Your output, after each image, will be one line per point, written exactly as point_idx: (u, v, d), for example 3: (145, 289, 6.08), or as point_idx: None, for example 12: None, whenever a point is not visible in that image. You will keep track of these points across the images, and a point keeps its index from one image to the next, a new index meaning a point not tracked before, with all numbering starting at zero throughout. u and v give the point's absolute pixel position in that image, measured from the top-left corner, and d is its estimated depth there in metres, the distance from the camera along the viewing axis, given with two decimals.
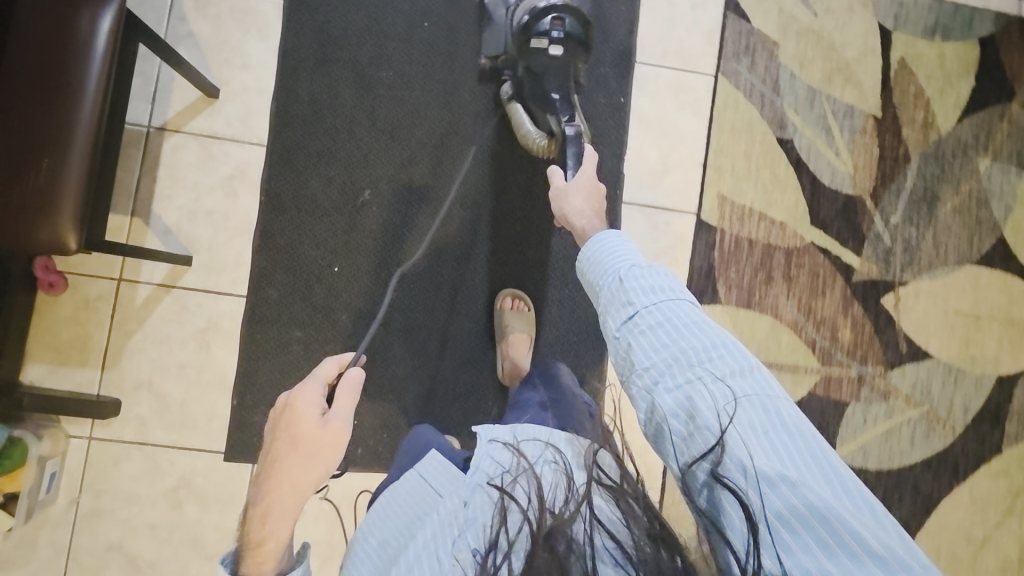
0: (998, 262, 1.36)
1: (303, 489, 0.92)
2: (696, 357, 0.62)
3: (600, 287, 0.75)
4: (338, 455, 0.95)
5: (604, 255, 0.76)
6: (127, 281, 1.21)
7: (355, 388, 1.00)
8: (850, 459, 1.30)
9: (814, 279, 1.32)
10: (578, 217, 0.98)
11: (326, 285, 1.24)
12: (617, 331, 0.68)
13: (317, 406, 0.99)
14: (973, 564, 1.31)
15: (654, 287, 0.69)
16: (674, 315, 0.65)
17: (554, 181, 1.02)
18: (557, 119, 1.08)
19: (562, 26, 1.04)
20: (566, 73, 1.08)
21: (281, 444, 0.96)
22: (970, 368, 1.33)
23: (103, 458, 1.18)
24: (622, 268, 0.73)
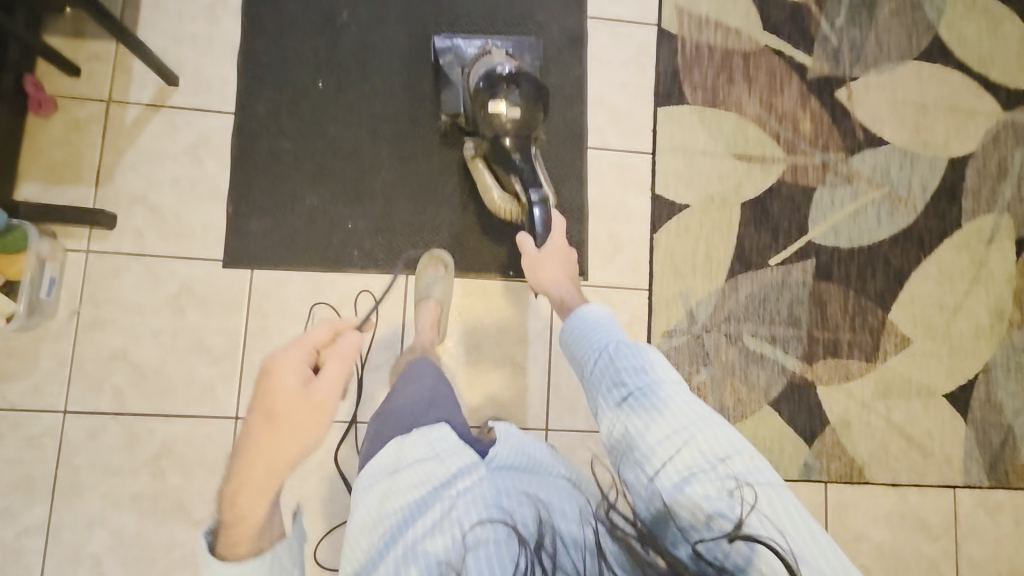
0: (937, 57, 1.47)
1: (280, 472, 0.69)
2: (691, 438, 0.69)
3: (590, 362, 0.86)
4: (323, 429, 0.73)
5: (588, 332, 0.89)
6: (116, 102, 1.24)
7: (350, 360, 0.80)
8: (823, 238, 1.38)
9: (772, 79, 1.42)
10: (554, 283, 1.08)
11: (312, 100, 1.29)
12: (611, 415, 0.77)
13: (301, 372, 0.76)
14: (948, 330, 1.39)
15: (645, 370, 0.79)
16: (661, 398, 0.74)
17: (526, 250, 1.11)
18: (524, 187, 1.14)
19: (516, 93, 1.11)
20: (526, 133, 1.14)
21: (251, 419, 0.72)
22: (923, 151, 1.44)
23: (102, 269, 1.19)
24: (608, 348, 0.85)
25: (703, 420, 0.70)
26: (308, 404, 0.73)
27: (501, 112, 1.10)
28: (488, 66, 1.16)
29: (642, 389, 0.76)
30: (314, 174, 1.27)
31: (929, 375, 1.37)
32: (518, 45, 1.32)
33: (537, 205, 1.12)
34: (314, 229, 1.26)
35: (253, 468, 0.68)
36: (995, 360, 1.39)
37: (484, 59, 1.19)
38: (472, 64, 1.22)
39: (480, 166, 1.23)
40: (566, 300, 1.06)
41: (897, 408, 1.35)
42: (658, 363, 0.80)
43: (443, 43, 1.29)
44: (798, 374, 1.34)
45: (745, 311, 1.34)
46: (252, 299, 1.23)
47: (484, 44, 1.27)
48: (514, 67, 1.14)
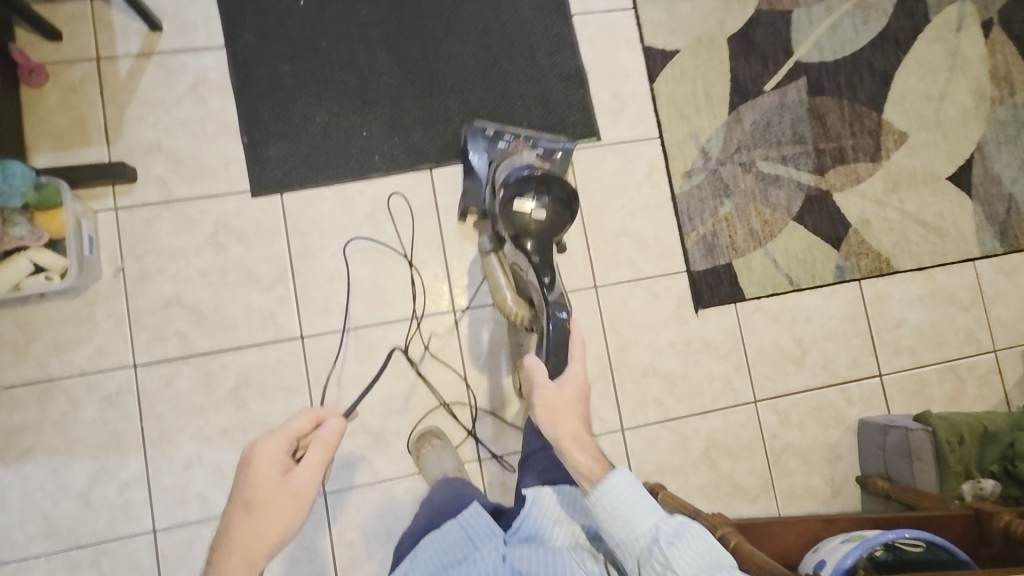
0: None
1: (256, 563, 0.71)
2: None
3: (632, 547, 0.79)
4: (297, 523, 0.73)
5: (626, 513, 0.79)
6: (105, 58, 1.22)
7: (331, 446, 0.76)
8: (809, 57, 1.44)
9: None
10: (577, 440, 0.86)
11: (297, 19, 1.29)
12: None
13: (282, 462, 0.76)
14: (938, 119, 1.47)
15: (702, 560, 0.76)
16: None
17: (538, 379, 0.90)
18: (541, 288, 1.00)
19: (545, 194, 1.00)
20: (549, 238, 1.01)
21: (230, 509, 0.74)
22: None
23: (135, 223, 1.19)
24: (654, 532, 0.79)
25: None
26: (286, 495, 0.74)
27: (526, 211, 0.99)
28: (514, 166, 1.10)
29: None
30: (319, 91, 1.28)
31: (930, 163, 1.45)
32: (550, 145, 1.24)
33: (552, 320, 0.97)
34: (331, 142, 1.27)
35: (227, 560, 0.71)
36: (986, 138, 1.48)
37: (513, 159, 1.14)
38: (500, 163, 1.18)
39: (493, 260, 1.14)
40: (593, 474, 0.83)
41: (908, 198, 1.43)
42: (711, 549, 0.77)
43: (477, 128, 1.26)
44: (814, 187, 1.41)
45: (752, 139, 1.40)
46: (287, 221, 1.24)
47: (516, 141, 1.24)
48: (536, 169, 1.05)
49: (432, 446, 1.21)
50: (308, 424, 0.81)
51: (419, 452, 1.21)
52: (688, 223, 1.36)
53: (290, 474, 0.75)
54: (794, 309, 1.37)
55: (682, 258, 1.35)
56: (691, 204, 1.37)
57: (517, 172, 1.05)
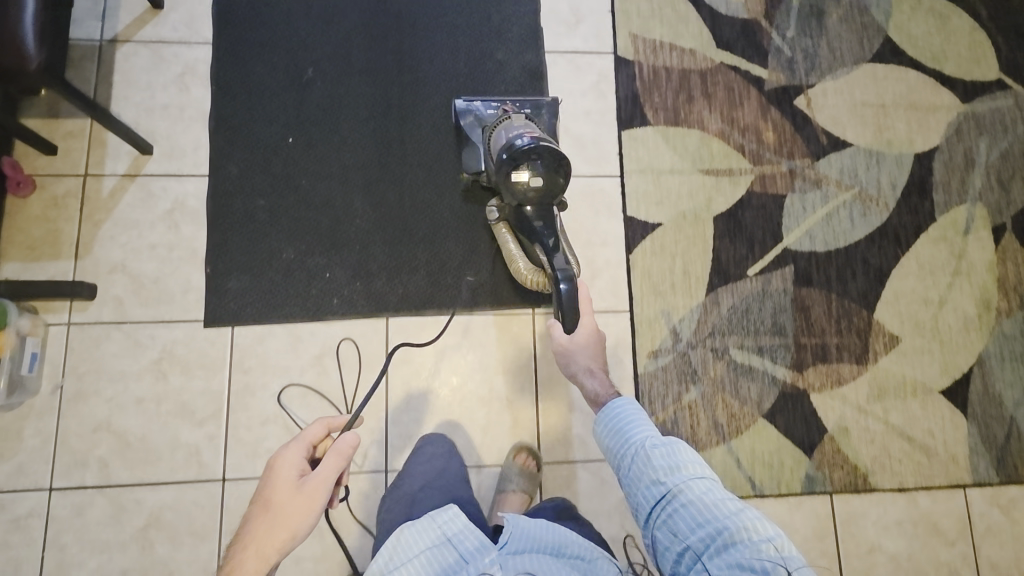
0: (890, 57, 1.50)
1: (269, 555, 0.87)
2: (726, 535, 0.80)
3: (625, 455, 0.94)
4: (309, 521, 0.89)
5: (622, 427, 0.97)
6: (93, 175, 1.28)
7: (341, 456, 0.92)
8: (799, 245, 1.38)
9: (731, 93, 1.44)
10: (587, 375, 1.16)
11: (283, 155, 1.32)
12: (649, 496, 0.88)
13: (300, 468, 0.94)
14: (936, 325, 1.37)
15: (682, 467, 0.88)
16: (703, 500, 0.84)
17: (555, 334, 1.20)
18: (544, 253, 1.12)
19: (539, 163, 1.06)
20: (547, 202, 1.11)
21: (256, 506, 0.92)
22: (888, 149, 1.45)
23: (84, 340, 1.21)
24: (643, 442, 0.93)
25: (737, 515, 0.81)
26: (302, 497, 0.91)
27: (523, 181, 1.06)
28: (510, 134, 1.12)
29: (681, 491, 0.86)
30: (289, 228, 1.30)
31: (922, 373, 1.35)
32: (536, 104, 1.28)
33: (563, 281, 1.06)
34: (292, 281, 1.28)
35: (249, 549, 0.87)
36: (988, 351, 1.37)
37: (507, 124, 1.17)
38: (494, 127, 1.20)
39: (504, 232, 1.26)
40: (600, 396, 1.13)
41: (894, 409, 1.33)
42: (691, 459, 0.89)
43: (465, 104, 1.29)
44: (789, 383, 1.32)
45: (728, 324, 1.33)
46: (233, 356, 1.23)
47: (505, 105, 1.26)
48: (536, 137, 1.08)
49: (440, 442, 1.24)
50: (320, 434, 0.98)
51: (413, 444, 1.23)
52: (648, 407, 1.28)
53: (305, 480, 0.93)
54: None
55: None
56: (654, 386, 1.30)
57: (514, 139, 1.09)
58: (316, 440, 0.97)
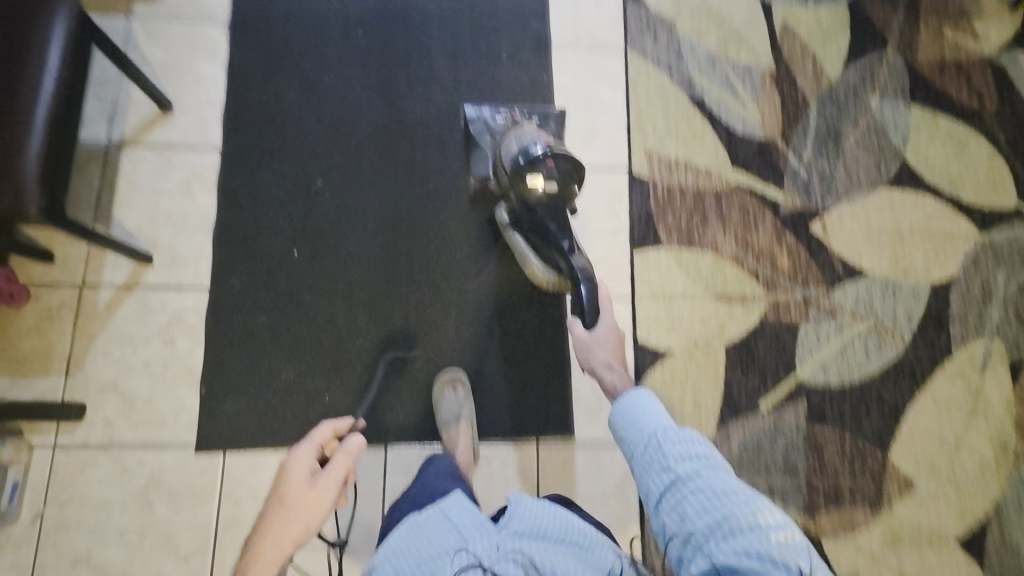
0: (907, 182, 1.47)
1: (287, 542, 0.98)
2: (735, 523, 0.69)
3: (638, 446, 0.87)
4: (321, 514, 1.01)
5: (635, 417, 0.90)
6: (90, 285, 1.23)
7: (349, 455, 1.07)
8: (812, 378, 1.35)
9: (746, 215, 1.42)
10: (607, 370, 1.19)
11: (287, 269, 1.28)
12: (659, 487, 0.79)
13: (311, 468, 1.08)
14: (951, 468, 1.34)
15: (691, 453, 0.80)
16: (714, 488, 0.74)
17: (578, 333, 1.22)
18: (562, 255, 1.11)
19: (554, 168, 1.05)
20: (560, 207, 1.10)
21: (273, 500, 1.05)
22: (904, 279, 1.42)
23: (69, 464, 1.17)
24: (655, 432, 0.86)
25: (749, 502, 0.71)
26: (314, 491, 1.04)
27: (538, 186, 1.05)
28: (522, 141, 1.11)
29: (692, 476, 0.77)
30: (289, 347, 1.25)
31: (936, 519, 1.31)
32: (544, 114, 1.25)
33: (584, 281, 1.08)
34: (292, 404, 1.23)
35: (271, 537, 0.99)
36: (1005, 499, 1.33)
37: (519, 132, 1.15)
38: (505, 135, 1.19)
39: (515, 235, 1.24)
40: (616, 388, 1.17)
41: (907, 558, 1.28)
42: (703, 449, 0.81)
43: (477, 112, 1.27)
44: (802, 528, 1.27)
45: (739, 462, 1.29)
46: (223, 485, 1.19)
47: (514, 113, 1.24)
48: (550, 144, 1.08)
49: (456, 389, 1.26)
50: (329, 438, 1.15)
51: (439, 393, 1.25)
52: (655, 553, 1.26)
53: (317, 478, 1.06)
54: None
55: None
56: None
57: (528, 145, 1.09)
58: (324, 441, 1.14)
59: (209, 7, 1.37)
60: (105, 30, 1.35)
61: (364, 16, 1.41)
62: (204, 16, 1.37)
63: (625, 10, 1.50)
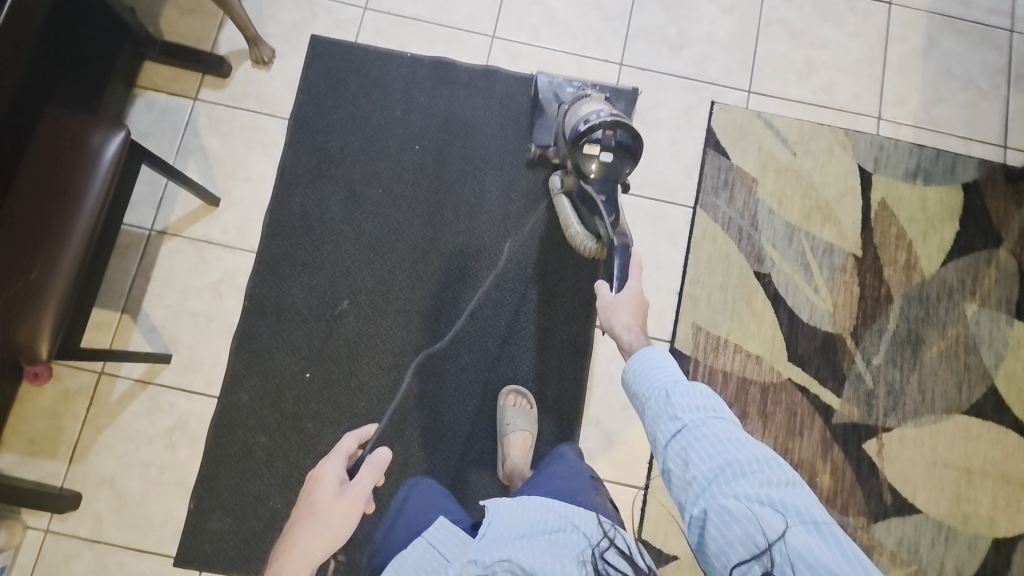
0: (991, 412, 1.29)
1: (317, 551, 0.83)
2: (738, 468, 0.59)
3: (644, 399, 0.72)
4: (348, 526, 0.86)
5: (647, 367, 0.74)
6: (107, 375, 1.25)
7: (378, 465, 0.90)
8: None
9: (791, 418, 1.28)
10: (626, 329, 0.95)
11: (296, 392, 1.26)
12: (663, 441, 0.65)
13: (339, 476, 0.90)
14: None
15: (699, 405, 0.66)
16: (719, 436, 0.62)
17: (599, 292, 1.00)
18: (606, 224, 1.08)
19: (613, 138, 1.06)
20: (613, 181, 1.09)
21: (299, 509, 0.87)
22: (962, 527, 1.24)
23: (55, 553, 1.18)
24: (665, 384, 0.70)
25: (757, 454, 0.59)
26: (342, 502, 0.87)
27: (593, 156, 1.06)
28: (585, 111, 1.12)
29: (698, 426, 0.64)
30: (282, 475, 1.22)
31: None
32: (615, 92, 1.26)
33: (617, 248, 1.03)
34: (272, 535, 1.20)
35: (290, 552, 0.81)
36: None
37: (583, 100, 1.16)
38: (570, 102, 1.19)
39: (563, 201, 1.21)
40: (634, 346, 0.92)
41: None
42: (714, 399, 0.67)
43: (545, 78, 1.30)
44: None
45: None
46: None
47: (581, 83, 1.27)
48: (614, 114, 1.08)
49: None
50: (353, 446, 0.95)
51: None
52: None
53: (344, 487, 0.89)
54: None
55: None
56: None
57: (590, 115, 1.09)
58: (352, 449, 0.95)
59: (273, 100, 1.36)
60: (168, 111, 1.34)
61: (424, 133, 1.35)
62: (267, 110, 1.35)
63: (703, 158, 1.37)
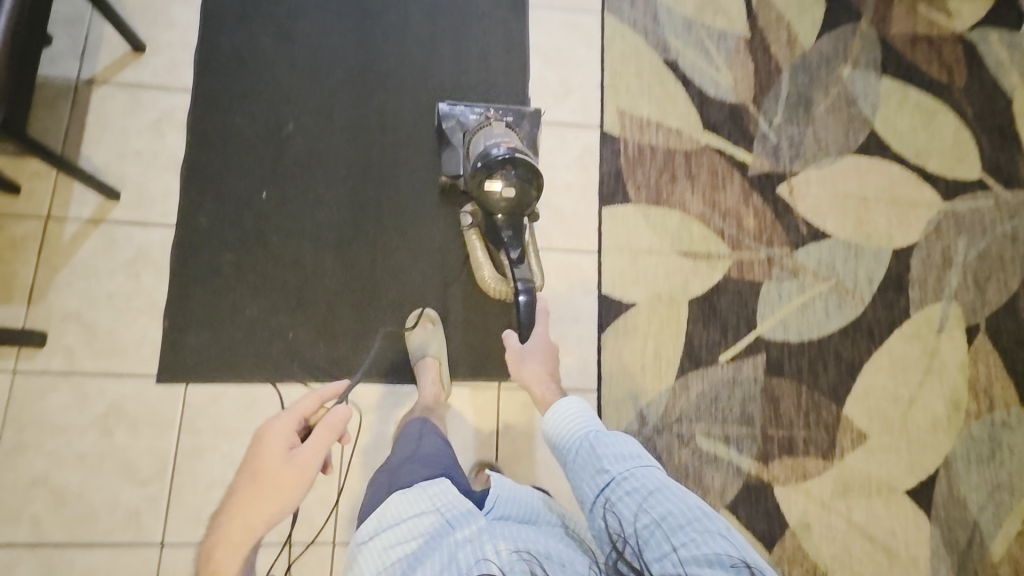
0: (875, 150, 1.51)
1: (257, 525, 0.94)
2: (676, 519, 0.75)
3: (570, 451, 0.94)
4: (295, 497, 0.93)
5: (568, 420, 0.97)
6: (55, 218, 1.24)
7: (332, 431, 0.96)
8: (772, 333, 1.38)
9: (714, 176, 1.44)
10: (537, 380, 1.19)
11: (255, 210, 1.29)
12: (597, 497, 0.84)
13: (290, 441, 0.98)
14: (904, 423, 1.38)
15: (621, 455, 0.87)
16: (643, 482, 0.81)
17: (510, 344, 1.24)
18: (510, 258, 1.12)
19: (513, 173, 1.07)
20: (519, 214, 1.11)
21: (246, 472, 0.98)
22: (867, 243, 1.45)
23: (30, 390, 1.17)
24: (589, 437, 0.93)
25: (681, 499, 0.77)
26: (292, 467, 0.95)
27: (495, 191, 1.07)
28: (488, 142, 1.14)
29: (626, 476, 0.83)
30: (255, 286, 1.26)
31: (887, 471, 1.35)
32: (518, 114, 1.32)
33: (522, 292, 1.12)
34: (254, 341, 1.24)
35: (241, 515, 0.95)
36: (954, 453, 1.38)
37: (487, 131, 1.20)
38: (474, 133, 1.23)
39: (475, 241, 1.26)
40: (545, 396, 1.17)
41: (857, 506, 1.33)
42: (632, 449, 0.88)
43: (449, 109, 1.32)
44: (754, 474, 1.32)
45: (697, 411, 1.33)
46: (185, 415, 1.20)
47: (489, 113, 1.29)
48: (513, 148, 1.10)
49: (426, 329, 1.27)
50: (314, 405, 1.03)
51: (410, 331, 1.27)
52: None
53: (293, 453, 0.97)
54: None
55: None
56: None
57: (490, 148, 1.11)
58: (309, 413, 1.02)
59: None
60: None
61: None
62: None
63: None
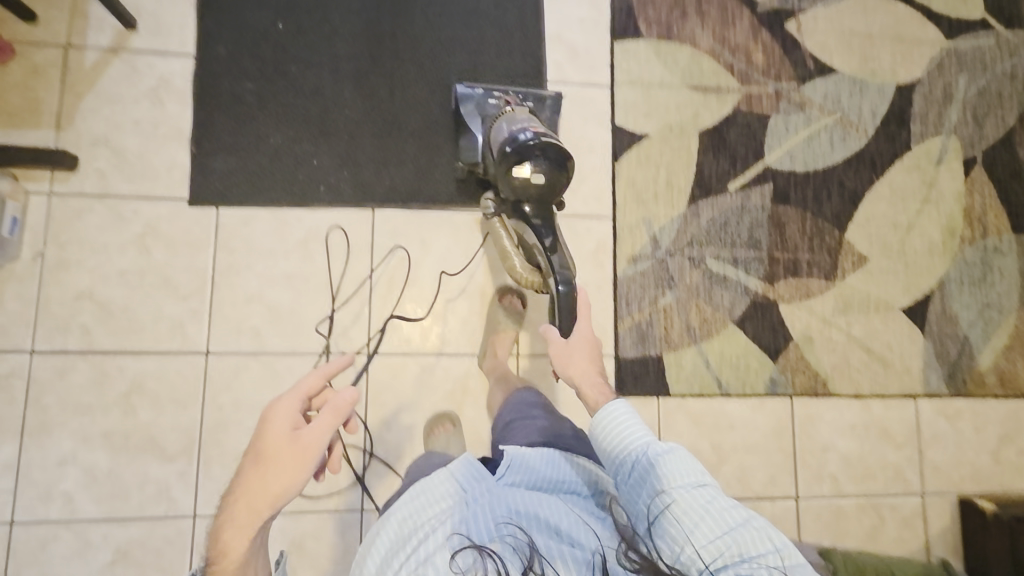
0: None
1: (259, 510, 0.70)
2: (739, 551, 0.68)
3: (618, 463, 0.80)
4: (303, 477, 0.72)
5: (618, 430, 0.80)
6: (74, 47, 1.26)
7: (344, 410, 0.76)
8: (779, 163, 1.43)
9: (724, 13, 1.46)
10: (584, 379, 0.90)
11: (272, 41, 1.31)
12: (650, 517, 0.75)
13: (296, 416, 0.76)
14: (902, 248, 1.44)
15: (679, 478, 0.75)
16: (706, 505, 0.73)
17: (551, 339, 0.95)
18: (542, 245, 1.05)
19: (543, 158, 1.04)
20: (549, 200, 1.07)
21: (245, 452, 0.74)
22: (871, 78, 1.49)
23: (66, 211, 1.21)
24: (641, 453, 0.78)
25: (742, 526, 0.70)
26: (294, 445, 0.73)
27: (525, 176, 1.03)
28: (513, 127, 1.11)
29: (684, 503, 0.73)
30: (277, 114, 1.29)
31: (886, 291, 1.42)
32: (539, 97, 1.28)
33: (560, 284, 1.00)
34: (280, 166, 1.28)
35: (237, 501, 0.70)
36: (949, 275, 1.45)
37: (508, 117, 1.16)
38: (495, 119, 1.20)
39: (501, 227, 1.23)
40: (597, 399, 0.87)
41: (857, 322, 1.41)
42: (688, 467, 0.76)
43: (465, 88, 1.27)
44: (761, 293, 1.38)
45: (707, 235, 1.38)
46: (218, 235, 1.24)
47: (506, 96, 1.25)
48: (540, 132, 1.06)
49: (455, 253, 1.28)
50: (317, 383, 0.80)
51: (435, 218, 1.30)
52: (624, 307, 1.34)
53: (301, 430, 0.75)
54: (718, 413, 1.34)
55: (612, 342, 1.33)
56: (632, 288, 1.35)
57: (517, 133, 1.07)
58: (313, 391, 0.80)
59: None
60: None
61: None
62: None
63: None
